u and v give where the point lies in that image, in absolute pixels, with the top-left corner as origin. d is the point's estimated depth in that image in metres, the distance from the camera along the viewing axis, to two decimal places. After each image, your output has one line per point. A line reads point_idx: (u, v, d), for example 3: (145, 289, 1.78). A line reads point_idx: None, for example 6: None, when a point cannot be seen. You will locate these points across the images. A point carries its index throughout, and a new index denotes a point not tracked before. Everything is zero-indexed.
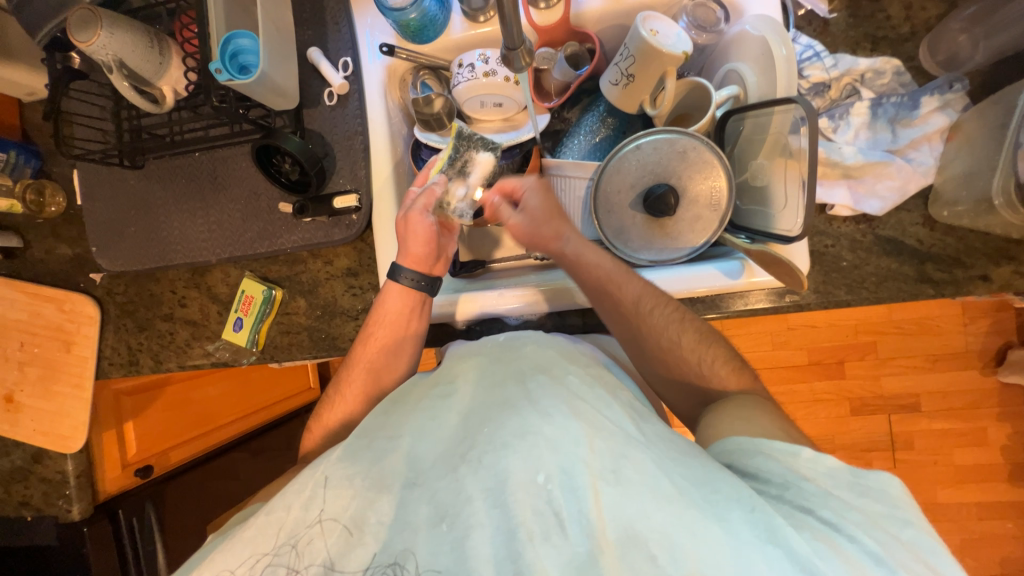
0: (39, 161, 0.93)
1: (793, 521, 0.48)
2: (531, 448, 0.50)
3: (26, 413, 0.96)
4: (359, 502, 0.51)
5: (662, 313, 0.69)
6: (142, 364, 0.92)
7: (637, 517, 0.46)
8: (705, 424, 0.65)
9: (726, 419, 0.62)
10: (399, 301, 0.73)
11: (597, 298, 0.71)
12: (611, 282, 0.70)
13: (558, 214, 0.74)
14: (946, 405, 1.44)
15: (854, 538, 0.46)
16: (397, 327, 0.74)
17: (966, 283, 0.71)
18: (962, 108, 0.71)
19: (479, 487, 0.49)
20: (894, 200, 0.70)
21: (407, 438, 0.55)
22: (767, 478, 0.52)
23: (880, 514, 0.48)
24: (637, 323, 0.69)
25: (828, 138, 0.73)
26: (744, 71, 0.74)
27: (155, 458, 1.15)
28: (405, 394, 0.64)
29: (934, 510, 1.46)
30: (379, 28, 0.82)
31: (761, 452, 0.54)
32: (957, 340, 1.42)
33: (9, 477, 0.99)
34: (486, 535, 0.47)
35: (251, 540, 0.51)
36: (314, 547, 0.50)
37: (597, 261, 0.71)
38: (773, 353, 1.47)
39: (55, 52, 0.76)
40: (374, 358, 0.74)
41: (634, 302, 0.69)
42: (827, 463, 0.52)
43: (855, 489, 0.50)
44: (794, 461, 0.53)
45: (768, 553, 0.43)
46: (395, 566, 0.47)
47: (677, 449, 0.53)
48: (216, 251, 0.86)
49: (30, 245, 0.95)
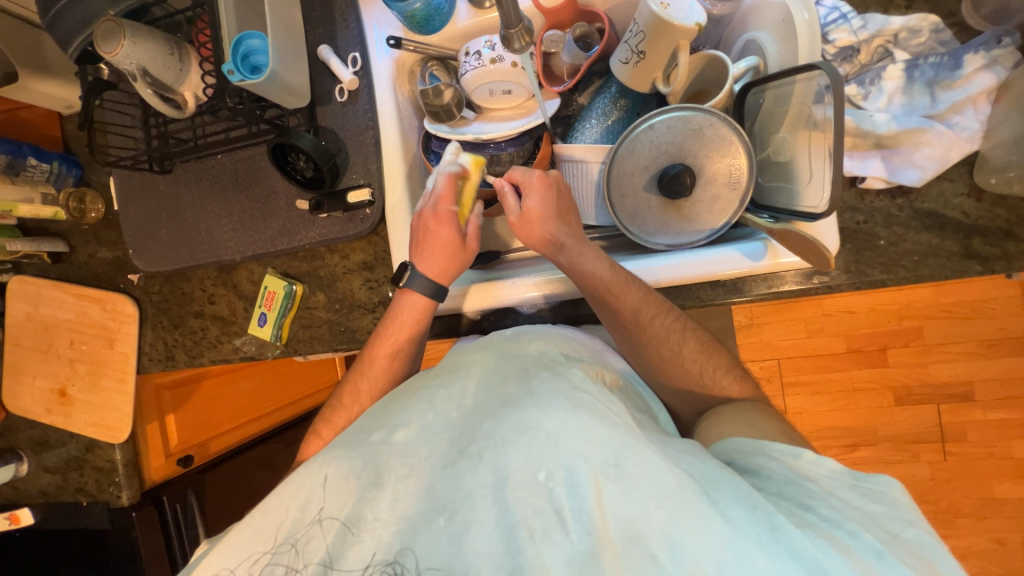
0: (79, 170, 0.99)
1: (793, 519, 0.46)
2: (531, 444, 0.50)
3: (78, 407, 1.03)
4: (356, 501, 0.52)
5: (662, 323, 0.68)
6: (177, 358, 0.97)
7: (638, 516, 0.46)
8: (706, 426, 0.66)
9: (728, 418, 0.63)
10: (416, 308, 0.74)
11: (597, 305, 0.69)
12: (608, 289, 0.68)
13: (557, 218, 0.72)
14: (1003, 393, 1.34)
15: (855, 534, 0.44)
16: (412, 333, 0.75)
17: (1019, 258, 0.65)
18: (1012, 65, 0.64)
19: (479, 483, 0.50)
20: (934, 168, 0.65)
21: (405, 432, 0.56)
22: (769, 475, 0.52)
23: (880, 514, 0.47)
24: (639, 331, 0.68)
25: (857, 107, 0.68)
26: (764, 41, 0.70)
27: (195, 448, 1.22)
28: (406, 386, 0.65)
29: (990, 506, 1.36)
30: (387, 20, 0.84)
31: (764, 452, 0.54)
32: (1015, 324, 1.31)
33: (66, 466, 1.07)
34: (486, 531, 0.48)
35: (250, 539, 0.53)
36: (313, 545, 0.51)
37: (594, 269, 0.69)
38: (807, 341, 1.40)
39: (86, 64, 0.81)
40: (386, 364, 0.75)
41: (632, 312, 0.68)
42: (829, 465, 0.51)
43: (857, 490, 0.49)
44: (796, 462, 0.52)
45: (769, 549, 0.42)
46: (394, 564, 0.48)
47: (675, 447, 0.53)
48: (240, 249, 0.90)
49: (75, 249, 1.02)
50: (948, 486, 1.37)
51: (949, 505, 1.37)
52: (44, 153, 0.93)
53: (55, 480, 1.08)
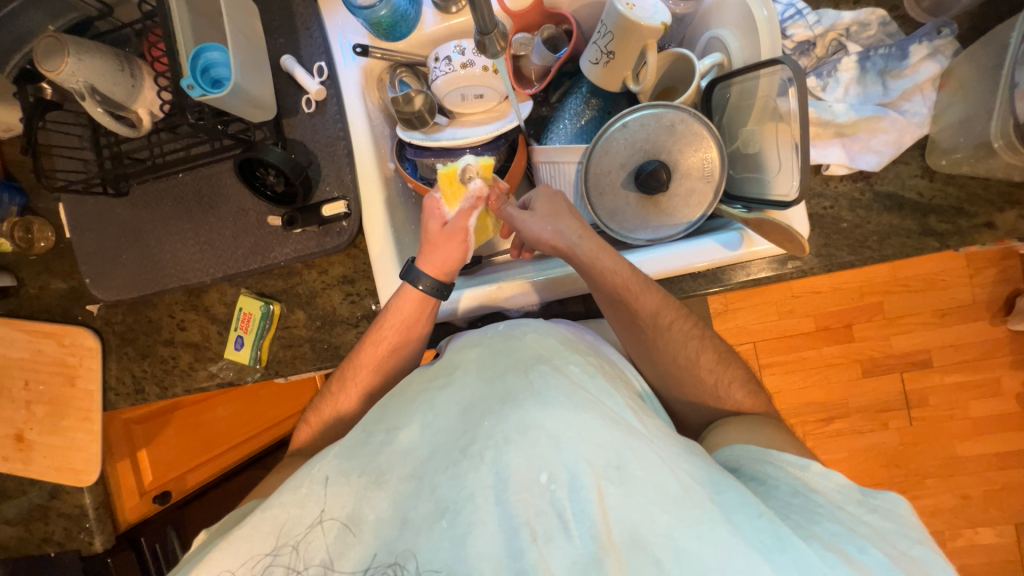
0: (23, 197, 0.92)
1: (803, 532, 0.48)
2: (533, 445, 0.50)
3: (37, 451, 0.96)
4: (356, 500, 0.51)
5: (680, 329, 0.68)
6: (147, 391, 0.92)
7: (642, 520, 0.47)
8: (713, 434, 0.67)
9: (735, 427, 0.64)
10: (412, 304, 0.71)
11: (612, 307, 0.68)
12: (628, 293, 0.66)
13: (567, 215, 0.70)
14: (959, 358, 1.43)
15: (863, 549, 0.46)
16: (409, 330, 0.72)
17: (970, 232, 0.69)
18: (953, 53, 0.69)
19: (480, 485, 0.49)
20: (890, 154, 0.69)
21: (408, 432, 0.55)
22: (775, 483, 0.54)
23: (887, 529, 0.49)
24: (655, 334, 0.68)
25: (817, 98, 0.72)
26: (726, 38, 0.73)
27: (171, 483, 1.18)
28: (402, 387, 0.63)
29: (955, 464, 1.45)
30: (351, 28, 0.81)
31: (771, 461, 0.56)
32: (965, 293, 1.40)
33: (29, 516, 0.99)
34: (487, 536, 0.47)
35: (247, 539, 0.51)
36: (313, 548, 0.50)
37: (614, 267, 0.66)
38: (779, 322, 1.46)
39: (27, 84, 0.76)
40: (382, 358, 0.72)
41: (651, 315, 0.67)
42: (836, 479, 0.54)
43: (865, 505, 0.52)
44: (804, 474, 0.55)
45: (773, 559, 0.44)
46: (395, 566, 0.48)
47: (678, 447, 0.53)
48: (210, 270, 0.85)
49: (24, 282, 0.94)
50: (917, 450, 1.45)
51: (918, 468, 1.46)
52: None
53: (18, 533, 1.00)
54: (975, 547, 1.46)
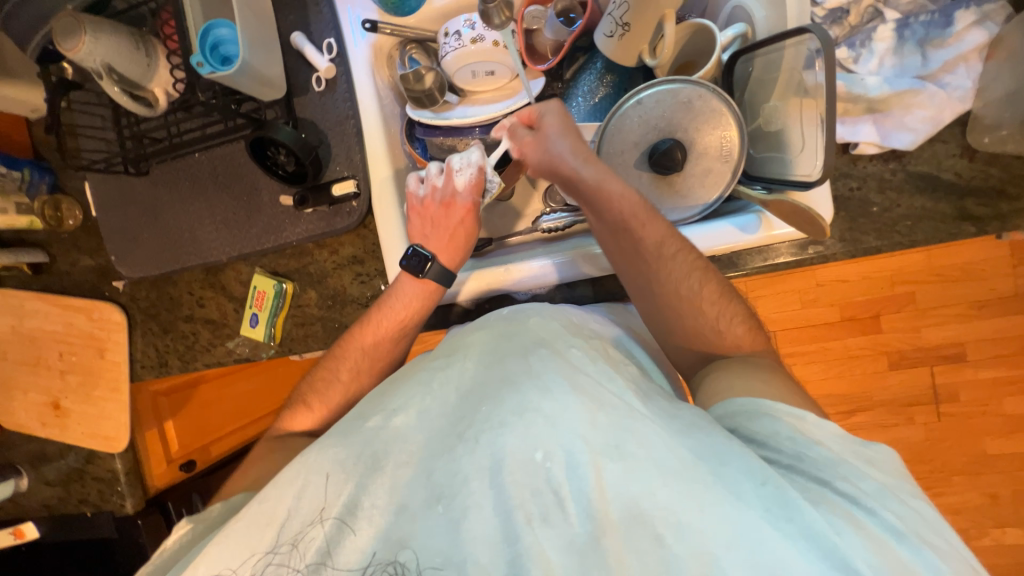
0: (52, 176, 0.95)
1: (809, 495, 0.45)
2: (528, 426, 0.50)
3: (72, 417, 1.02)
4: (355, 490, 0.52)
5: (684, 260, 0.63)
6: (170, 364, 0.96)
7: (642, 495, 0.45)
8: (707, 381, 0.61)
9: (734, 376, 0.58)
10: (397, 289, 0.73)
11: (615, 236, 0.64)
12: (632, 218, 0.63)
13: (572, 135, 0.68)
14: (995, 352, 1.36)
15: (871, 511, 0.44)
16: (398, 317, 0.73)
17: (1012, 217, 0.64)
18: (1003, 20, 0.64)
19: (474, 467, 0.50)
20: (927, 131, 0.64)
21: (403, 417, 0.55)
22: (776, 444, 0.49)
23: (891, 484, 0.46)
24: (657, 265, 0.63)
25: (848, 70, 0.68)
26: (750, 6, 0.70)
27: (195, 453, 1.25)
28: (409, 366, 0.63)
29: (984, 462, 1.39)
30: (360, 3, 0.79)
31: (766, 413, 0.51)
32: (1007, 284, 1.31)
33: (67, 478, 1.06)
34: (483, 518, 0.48)
35: (245, 536, 0.53)
36: (313, 540, 0.51)
37: (622, 193, 0.64)
38: (802, 311, 1.40)
39: (49, 63, 0.80)
40: (369, 342, 0.74)
41: (656, 244, 0.63)
42: (831, 429, 0.50)
43: (862, 455, 0.48)
44: (802, 425, 0.50)
45: (779, 527, 0.42)
46: (395, 564, 0.48)
47: (682, 420, 0.50)
48: (227, 249, 0.87)
49: (55, 258, 0.99)
50: (943, 446, 1.40)
51: (943, 465, 1.41)
52: (13, 161, 0.90)
53: (58, 493, 1.07)
54: (1002, 547, 1.42)
